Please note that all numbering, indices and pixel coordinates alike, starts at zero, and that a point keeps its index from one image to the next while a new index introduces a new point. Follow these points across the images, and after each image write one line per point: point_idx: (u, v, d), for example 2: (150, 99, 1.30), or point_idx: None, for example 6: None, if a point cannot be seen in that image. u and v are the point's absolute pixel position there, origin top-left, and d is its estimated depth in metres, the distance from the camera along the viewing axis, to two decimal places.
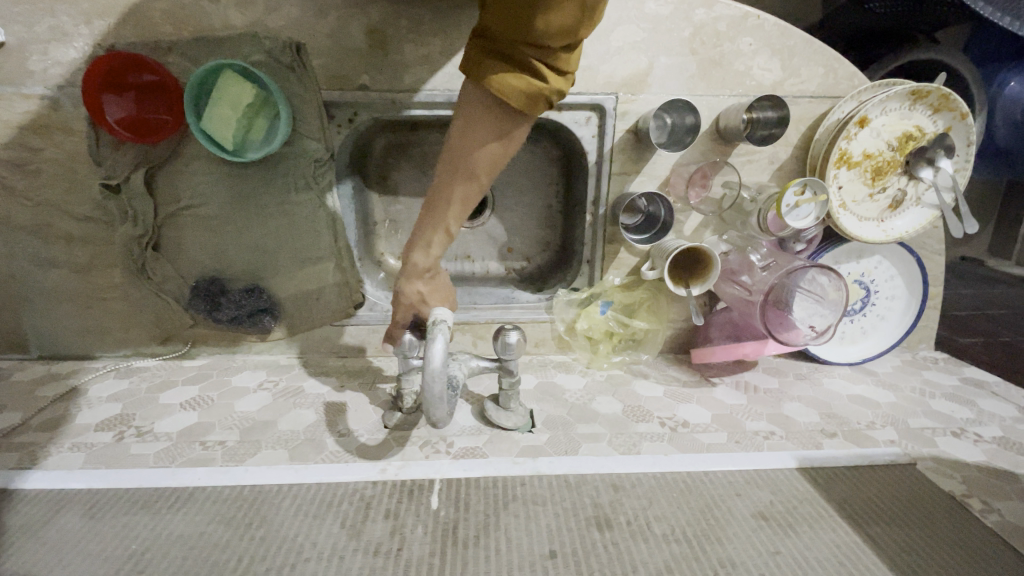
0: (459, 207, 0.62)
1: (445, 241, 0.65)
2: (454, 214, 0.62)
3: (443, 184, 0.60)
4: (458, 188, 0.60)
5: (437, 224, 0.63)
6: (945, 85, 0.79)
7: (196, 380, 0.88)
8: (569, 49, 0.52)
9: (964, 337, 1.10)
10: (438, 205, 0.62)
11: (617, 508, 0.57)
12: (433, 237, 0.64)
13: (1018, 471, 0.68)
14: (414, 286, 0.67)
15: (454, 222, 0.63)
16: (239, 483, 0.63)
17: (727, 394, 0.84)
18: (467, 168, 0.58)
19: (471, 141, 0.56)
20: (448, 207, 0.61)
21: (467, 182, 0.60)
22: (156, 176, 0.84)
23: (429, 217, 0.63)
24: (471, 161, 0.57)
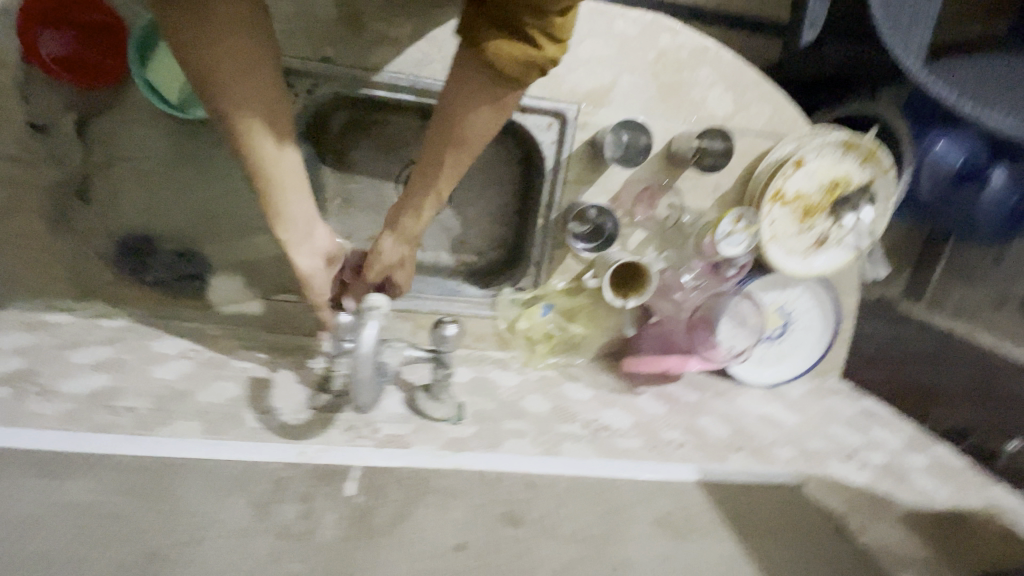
0: (450, 174, 0.64)
1: (434, 207, 0.68)
2: (446, 179, 0.65)
3: (436, 150, 0.62)
4: (451, 154, 0.62)
5: (428, 188, 0.65)
6: (872, 140, 0.87)
7: (113, 342, 0.84)
8: (565, 17, 0.52)
9: (869, 371, 1.20)
10: (430, 170, 0.64)
11: (529, 505, 0.60)
12: (424, 201, 0.66)
13: (892, 496, 0.75)
14: (399, 245, 0.71)
15: (444, 188, 0.66)
16: (146, 454, 0.60)
17: (649, 404, 0.88)
18: (462, 134, 0.60)
19: (467, 107, 0.59)
20: (438, 173, 0.64)
21: (458, 151, 0.62)
22: (88, 119, 0.79)
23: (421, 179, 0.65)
24: (464, 128, 0.60)
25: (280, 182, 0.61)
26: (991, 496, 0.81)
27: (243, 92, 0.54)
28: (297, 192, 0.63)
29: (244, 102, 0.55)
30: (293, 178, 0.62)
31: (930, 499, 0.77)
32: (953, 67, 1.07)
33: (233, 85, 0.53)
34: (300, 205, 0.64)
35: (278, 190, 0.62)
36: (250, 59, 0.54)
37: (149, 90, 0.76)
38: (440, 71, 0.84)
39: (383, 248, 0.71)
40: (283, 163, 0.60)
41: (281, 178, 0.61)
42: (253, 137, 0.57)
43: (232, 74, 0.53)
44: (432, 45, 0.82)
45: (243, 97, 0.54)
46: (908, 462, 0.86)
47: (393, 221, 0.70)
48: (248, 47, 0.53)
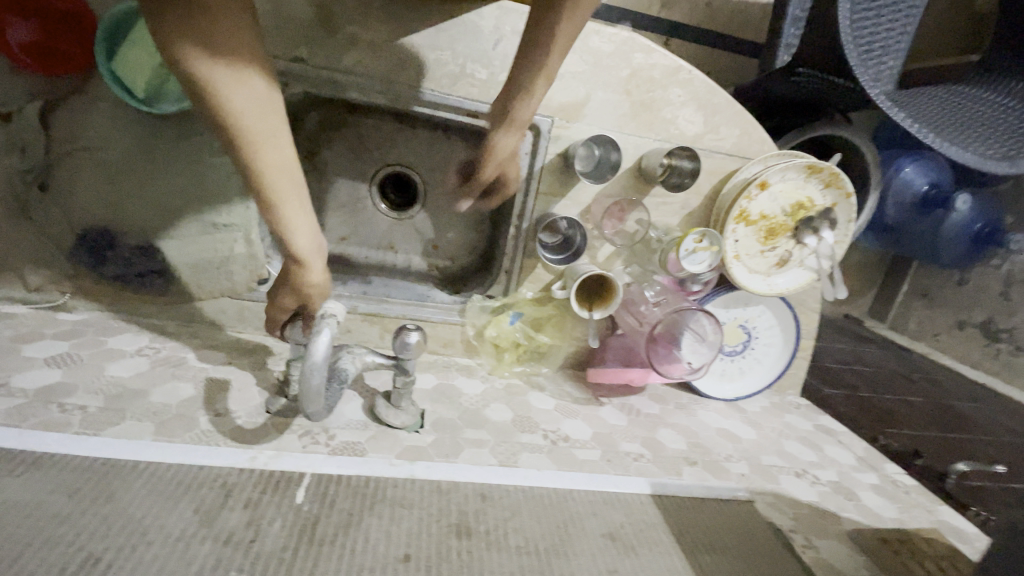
0: (563, 41, 0.65)
1: (546, 84, 0.68)
2: (557, 50, 0.66)
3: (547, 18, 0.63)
4: (565, 19, 0.63)
5: (541, 62, 0.66)
6: (836, 165, 0.89)
7: (68, 336, 0.82)
8: None
9: (830, 388, 1.23)
10: (542, 45, 0.65)
11: (480, 517, 0.60)
12: (535, 80, 0.67)
13: (839, 513, 0.78)
14: (510, 139, 0.72)
15: (553, 63, 0.67)
16: (91, 454, 0.59)
17: (611, 414, 0.90)
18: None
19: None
20: (552, 43, 0.64)
21: (572, 15, 0.62)
22: (53, 108, 0.77)
23: (535, 57, 0.66)
24: None
25: (277, 192, 0.55)
26: (934, 515, 0.83)
27: (236, 94, 0.49)
28: (298, 203, 0.57)
29: (237, 104, 0.49)
30: (291, 188, 0.56)
31: (877, 517, 0.79)
32: (918, 99, 1.10)
33: (226, 83, 0.48)
34: (301, 217, 0.58)
35: (278, 202, 0.56)
36: (243, 57, 0.49)
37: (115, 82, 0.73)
38: (414, 76, 0.83)
39: (500, 146, 0.72)
40: (281, 172, 0.54)
41: (280, 188, 0.55)
42: (248, 143, 0.51)
43: (225, 71, 0.48)
44: (407, 50, 0.82)
45: (237, 97, 0.49)
46: (858, 479, 0.88)
47: (504, 110, 0.70)
48: (242, 48, 0.48)
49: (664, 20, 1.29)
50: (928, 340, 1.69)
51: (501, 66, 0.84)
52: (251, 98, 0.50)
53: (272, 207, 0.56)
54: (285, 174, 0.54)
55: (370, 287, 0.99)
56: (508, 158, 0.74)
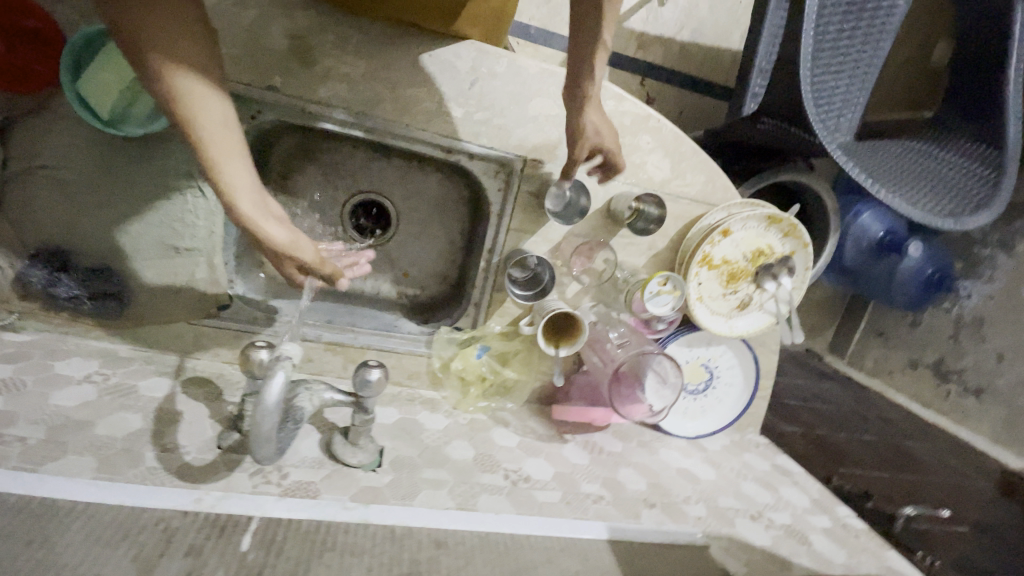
0: (608, 15, 0.69)
1: (605, 55, 0.72)
2: (607, 28, 0.70)
3: (591, 5, 0.69)
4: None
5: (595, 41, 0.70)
6: (794, 217, 0.93)
7: (11, 359, 0.78)
8: None
9: (789, 426, 1.27)
10: (592, 24, 0.70)
11: (432, 565, 0.59)
12: (595, 58, 0.72)
13: (791, 558, 0.79)
14: (591, 120, 0.77)
15: (606, 36, 0.71)
16: (23, 494, 0.56)
17: (573, 453, 0.90)
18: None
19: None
20: (601, 22, 0.69)
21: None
22: (15, 122, 0.76)
23: (589, 38, 0.71)
24: None
25: (214, 147, 0.54)
26: (882, 561, 0.86)
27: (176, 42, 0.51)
28: (241, 162, 0.56)
29: (168, 58, 0.51)
30: (230, 144, 0.55)
31: (828, 563, 0.81)
32: (875, 155, 1.15)
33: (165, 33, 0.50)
34: (243, 178, 0.56)
35: (217, 159, 0.54)
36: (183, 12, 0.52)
37: (79, 101, 0.72)
38: (389, 110, 0.84)
39: (586, 125, 0.77)
40: (218, 128, 0.54)
41: (218, 143, 0.54)
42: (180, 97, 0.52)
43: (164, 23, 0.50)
44: (384, 85, 0.82)
45: (173, 55, 0.51)
46: (811, 523, 0.90)
47: (576, 100, 0.76)
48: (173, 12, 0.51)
49: (640, 61, 1.33)
50: (883, 378, 1.75)
51: (476, 105, 0.86)
52: (192, 63, 0.52)
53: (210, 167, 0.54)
54: (218, 130, 0.54)
55: (336, 314, 0.97)
56: (596, 133, 0.79)
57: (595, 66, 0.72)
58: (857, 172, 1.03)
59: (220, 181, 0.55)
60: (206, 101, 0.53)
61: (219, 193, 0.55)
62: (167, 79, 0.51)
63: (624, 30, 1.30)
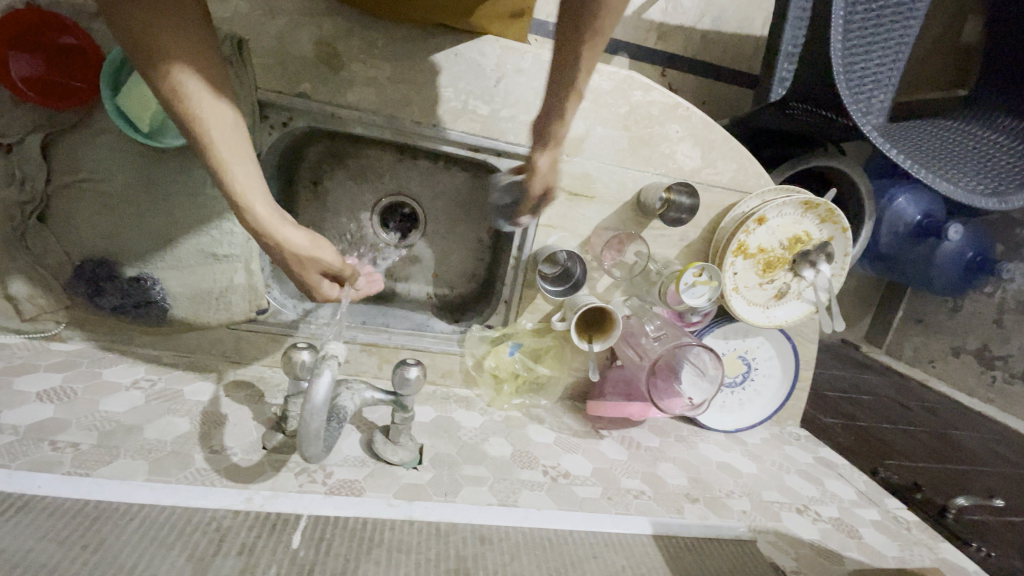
0: (587, 65, 0.66)
1: (576, 101, 0.71)
2: (583, 75, 0.67)
3: (571, 53, 0.65)
4: (587, 50, 0.65)
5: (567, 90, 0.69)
6: (832, 201, 0.90)
7: (62, 368, 0.81)
8: None
9: (829, 417, 1.23)
10: (568, 69, 0.67)
11: (478, 561, 0.59)
12: (567, 103, 0.70)
13: (841, 552, 0.77)
14: (546, 157, 0.74)
15: (581, 84, 0.68)
16: (81, 497, 0.58)
17: (611, 448, 0.89)
18: (595, 28, 0.62)
19: (599, 10, 0.60)
20: (579, 72, 0.67)
21: (594, 43, 0.64)
22: (56, 139, 0.78)
23: (564, 80, 0.68)
24: (595, 23, 0.62)
25: (225, 149, 0.55)
26: (937, 554, 0.83)
27: (186, 48, 0.53)
28: (250, 165, 0.57)
29: (175, 64, 0.52)
30: (238, 145, 0.56)
31: (880, 556, 0.78)
32: (912, 135, 1.11)
33: (171, 38, 0.51)
34: (254, 179, 0.57)
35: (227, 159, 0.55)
36: (184, 16, 0.53)
37: (118, 115, 0.74)
38: (416, 112, 0.84)
39: (542, 164, 0.74)
40: (225, 127, 0.55)
41: (228, 143, 0.55)
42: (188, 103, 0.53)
43: (170, 28, 0.51)
44: (410, 86, 0.83)
45: (178, 60, 0.52)
46: (860, 516, 0.87)
47: (540, 132, 0.73)
48: (175, 17, 0.52)
49: (661, 52, 1.32)
50: (925, 366, 1.69)
51: (501, 102, 0.86)
52: (195, 67, 0.53)
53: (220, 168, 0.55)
54: (225, 132, 0.55)
55: (369, 316, 0.98)
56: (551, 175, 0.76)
57: (567, 114, 0.70)
58: (894, 154, 0.99)
59: (232, 180, 0.55)
60: (212, 104, 0.54)
61: (230, 195, 0.56)
62: (176, 83, 0.52)
63: (644, 22, 1.28)
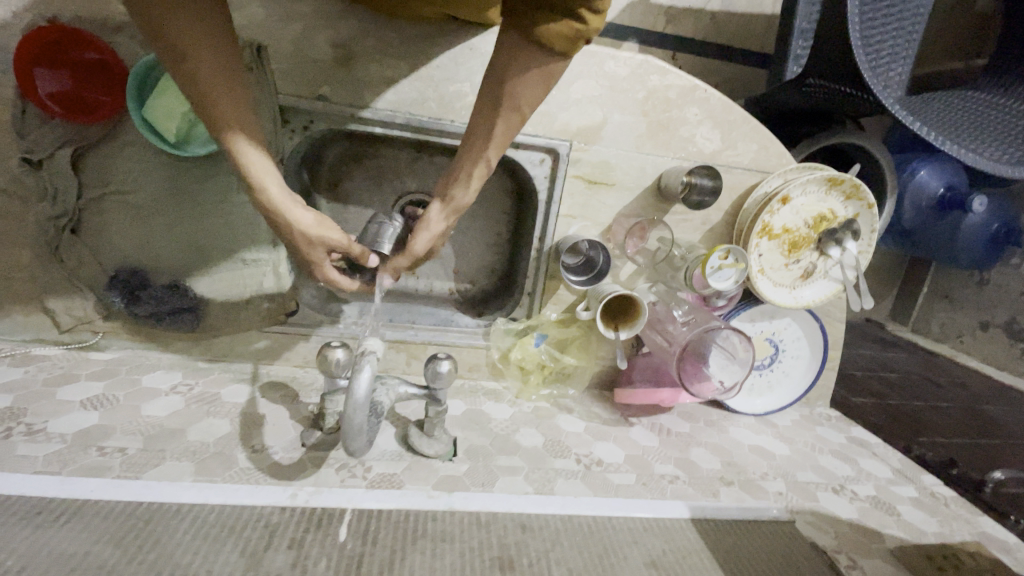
0: (500, 138, 0.62)
1: (484, 173, 0.64)
2: (495, 146, 0.62)
3: (487, 118, 0.61)
4: (502, 121, 0.60)
5: (476, 158, 0.63)
6: (857, 177, 0.89)
7: (102, 376, 0.83)
8: None
9: (858, 396, 1.22)
10: (479, 138, 0.62)
11: (521, 549, 0.60)
12: (473, 172, 0.63)
13: (881, 530, 0.76)
14: (439, 215, 0.65)
15: (493, 154, 0.63)
16: (133, 499, 0.60)
17: (642, 435, 0.89)
18: (512, 100, 0.59)
19: (518, 84, 0.58)
20: (489, 140, 0.61)
21: (510, 116, 0.60)
22: (86, 152, 0.79)
23: (473, 148, 0.62)
24: (513, 95, 0.59)
25: (261, 169, 0.58)
26: (978, 528, 0.82)
27: (226, 87, 0.55)
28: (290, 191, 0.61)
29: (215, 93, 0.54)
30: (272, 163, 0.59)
31: (920, 533, 0.78)
32: (936, 105, 1.08)
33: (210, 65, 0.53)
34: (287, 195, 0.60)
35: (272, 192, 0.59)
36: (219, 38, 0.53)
37: (145, 126, 0.75)
38: (434, 109, 0.85)
39: (433, 218, 0.65)
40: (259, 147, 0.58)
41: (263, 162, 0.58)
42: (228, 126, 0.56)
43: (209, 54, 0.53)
44: (426, 83, 0.83)
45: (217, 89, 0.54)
46: (896, 493, 0.87)
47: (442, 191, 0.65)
48: (215, 41, 0.53)
49: (671, 36, 1.30)
50: (953, 342, 1.66)
51: None
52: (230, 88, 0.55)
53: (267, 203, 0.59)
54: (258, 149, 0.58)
55: (395, 313, 0.99)
56: (439, 237, 0.67)
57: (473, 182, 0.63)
58: (917, 126, 0.97)
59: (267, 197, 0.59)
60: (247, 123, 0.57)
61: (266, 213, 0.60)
62: (215, 109, 0.55)
63: (652, 6, 1.27)
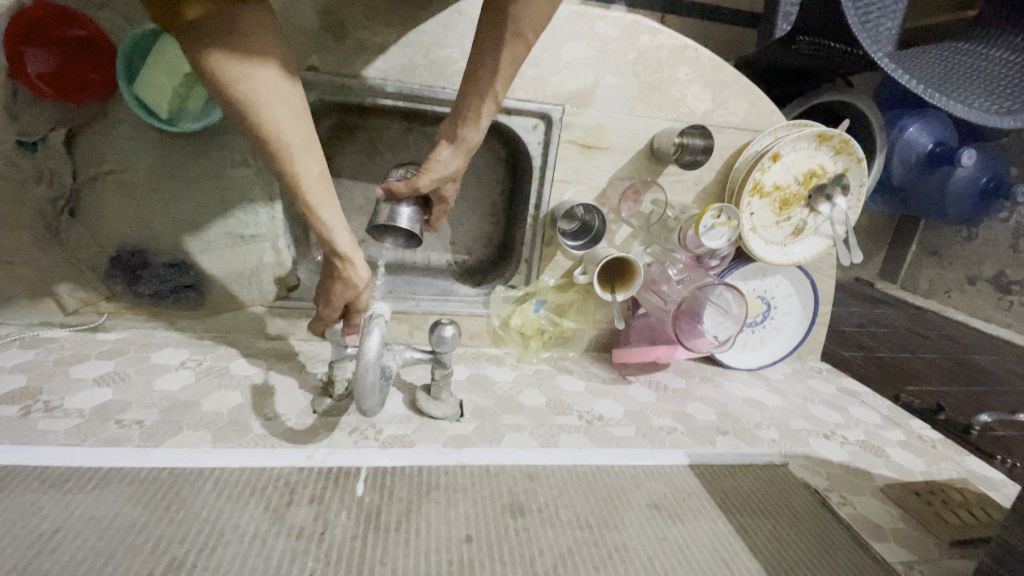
0: (507, 68, 0.63)
1: (493, 108, 0.66)
2: (502, 78, 0.64)
3: (491, 52, 0.62)
4: (508, 50, 0.62)
5: (485, 93, 0.65)
6: (846, 131, 0.90)
7: (111, 355, 0.85)
8: None
9: (848, 351, 1.26)
10: (486, 71, 0.64)
11: (531, 496, 0.63)
12: (482, 107, 0.66)
13: (870, 470, 0.81)
14: (447, 155, 0.67)
15: (500, 88, 0.65)
16: (156, 465, 0.62)
17: (639, 392, 0.92)
18: (516, 26, 0.60)
19: (523, 6, 0.59)
20: (497, 71, 0.63)
21: (515, 42, 0.62)
22: (78, 132, 0.79)
23: (479, 84, 0.64)
24: (519, 19, 0.60)
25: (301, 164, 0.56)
26: (963, 466, 0.86)
27: (282, 107, 0.54)
28: (313, 141, 0.57)
29: (255, 89, 0.52)
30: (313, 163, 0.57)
31: (906, 471, 0.82)
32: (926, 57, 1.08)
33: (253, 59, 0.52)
34: (326, 194, 0.59)
35: (293, 146, 0.55)
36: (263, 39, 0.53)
37: (137, 101, 0.75)
38: (425, 76, 0.85)
39: (441, 159, 0.67)
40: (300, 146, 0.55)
41: (302, 160, 0.56)
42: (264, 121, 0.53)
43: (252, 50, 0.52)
44: (417, 50, 0.83)
45: (258, 85, 0.52)
46: (885, 437, 0.91)
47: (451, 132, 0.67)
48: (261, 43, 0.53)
49: None
50: (940, 297, 1.71)
51: None
52: (272, 84, 0.53)
53: (284, 155, 0.55)
54: (296, 148, 0.55)
55: (396, 286, 1.01)
56: (450, 178, 0.69)
57: (482, 118, 0.65)
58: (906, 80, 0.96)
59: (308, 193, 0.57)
60: (284, 119, 0.54)
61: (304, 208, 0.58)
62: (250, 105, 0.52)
63: None
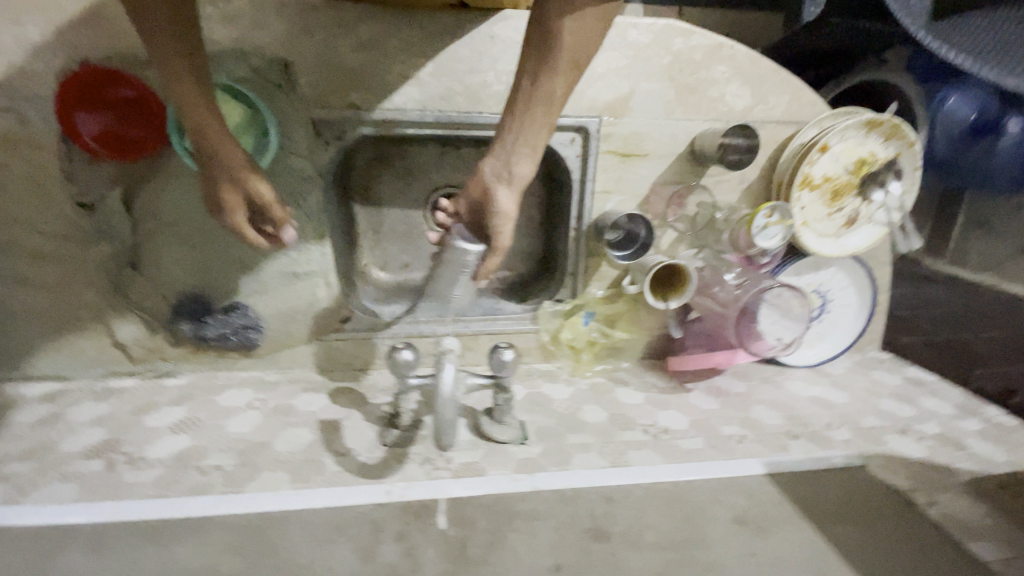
0: (561, 97, 0.61)
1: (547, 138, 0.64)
2: (556, 108, 0.62)
3: (545, 88, 0.59)
4: (561, 79, 0.59)
5: (541, 129, 0.62)
6: (896, 115, 0.87)
7: (180, 401, 0.87)
8: None
9: (907, 337, 1.22)
10: (541, 107, 0.61)
11: (611, 518, 0.63)
12: (539, 141, 0.63)
13: (953, 465, 0.77)
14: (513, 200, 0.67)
15: (555, 116, 0.63)
16: (243, 511, 0.64)
17: (701, 400, 0.91)
18: (574, 59, 0.57)
19: (581, 41, 0.56)
20: (553, 104, 0.61)
21: (569, 72, 0.59)
22: (133, 190, 0.82)
23: (534, 122, 0.61)
24: (575, 53, 0.57)
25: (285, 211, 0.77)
26: None
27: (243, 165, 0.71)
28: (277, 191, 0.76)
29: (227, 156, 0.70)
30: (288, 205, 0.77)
31: (992, 463, 0.79)
32: None
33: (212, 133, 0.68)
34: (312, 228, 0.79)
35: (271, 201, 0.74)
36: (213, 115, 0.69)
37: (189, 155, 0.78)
38: (461, 102, 0.85)
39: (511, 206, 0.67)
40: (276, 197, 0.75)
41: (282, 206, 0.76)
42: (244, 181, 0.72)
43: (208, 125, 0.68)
44: (452, 77, 0.83)
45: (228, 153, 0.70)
46: (963, 428, 0.87)
47: (510, 175, 0.65)
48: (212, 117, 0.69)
49: None
50: None
51: None
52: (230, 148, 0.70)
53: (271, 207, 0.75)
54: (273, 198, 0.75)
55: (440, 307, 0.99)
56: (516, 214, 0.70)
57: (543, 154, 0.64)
58: None
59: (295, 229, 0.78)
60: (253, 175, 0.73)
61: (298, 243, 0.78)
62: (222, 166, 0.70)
63: None
